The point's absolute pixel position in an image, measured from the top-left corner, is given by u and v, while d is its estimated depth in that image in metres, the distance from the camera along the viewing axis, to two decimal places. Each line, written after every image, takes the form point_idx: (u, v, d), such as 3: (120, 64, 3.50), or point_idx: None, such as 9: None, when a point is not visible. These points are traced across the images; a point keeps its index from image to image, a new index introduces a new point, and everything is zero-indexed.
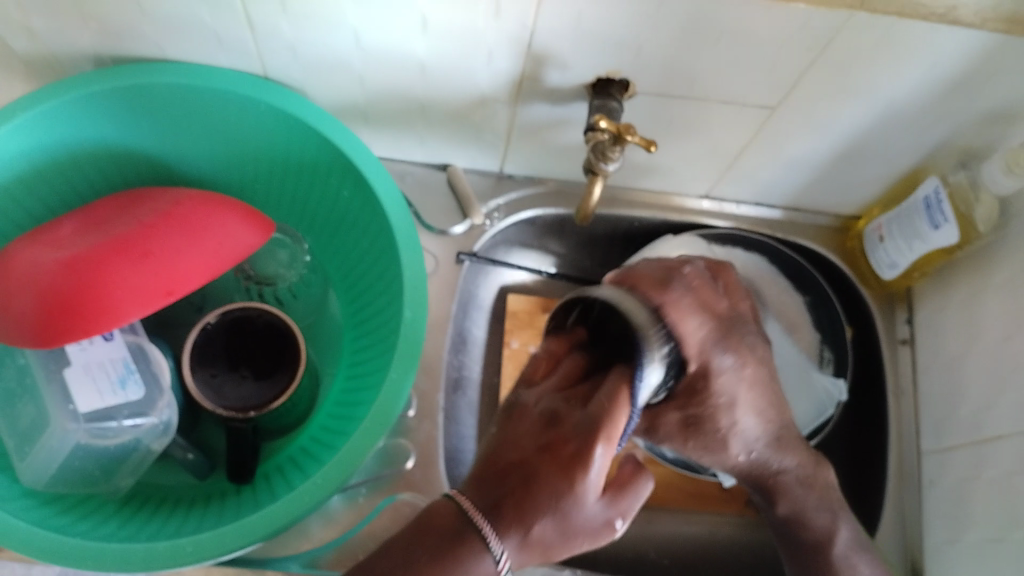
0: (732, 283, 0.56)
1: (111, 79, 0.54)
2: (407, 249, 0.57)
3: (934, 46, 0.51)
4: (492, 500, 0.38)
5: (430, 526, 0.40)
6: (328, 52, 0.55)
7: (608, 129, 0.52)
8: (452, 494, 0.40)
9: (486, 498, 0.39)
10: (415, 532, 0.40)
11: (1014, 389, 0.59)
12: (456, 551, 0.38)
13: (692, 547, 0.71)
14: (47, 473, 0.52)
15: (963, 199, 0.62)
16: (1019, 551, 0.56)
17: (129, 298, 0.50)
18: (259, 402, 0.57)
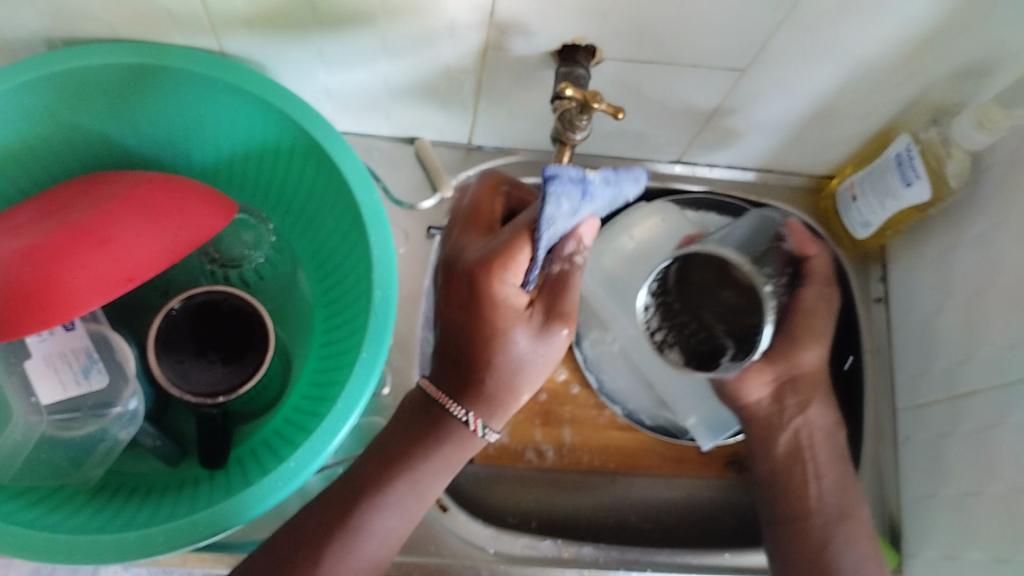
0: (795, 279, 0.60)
1: (58, 61, 0.52)
2: (375, 225, 0.56)
3: (904, 2, 0.50)
4: (455, 387, 0.50)
5: (426, 409, 0.52)
6: (286, 26, 0.53)
7: (575, 96, 0.50)
8: (422, 385, 0.52)
9: (449, 386, 0.51)
10: (406, 424, 0.52)
11: (987, 345, 0.59)
12: (434, 432, 0.51)
13: (672, 510, 0.71)
14: (15, 463, 0.51)
15: (933, 155, 0.61)
16: (994, 504, 0.56)
17: (87, 287, 0.48)
18: (228, 387, 0.56)
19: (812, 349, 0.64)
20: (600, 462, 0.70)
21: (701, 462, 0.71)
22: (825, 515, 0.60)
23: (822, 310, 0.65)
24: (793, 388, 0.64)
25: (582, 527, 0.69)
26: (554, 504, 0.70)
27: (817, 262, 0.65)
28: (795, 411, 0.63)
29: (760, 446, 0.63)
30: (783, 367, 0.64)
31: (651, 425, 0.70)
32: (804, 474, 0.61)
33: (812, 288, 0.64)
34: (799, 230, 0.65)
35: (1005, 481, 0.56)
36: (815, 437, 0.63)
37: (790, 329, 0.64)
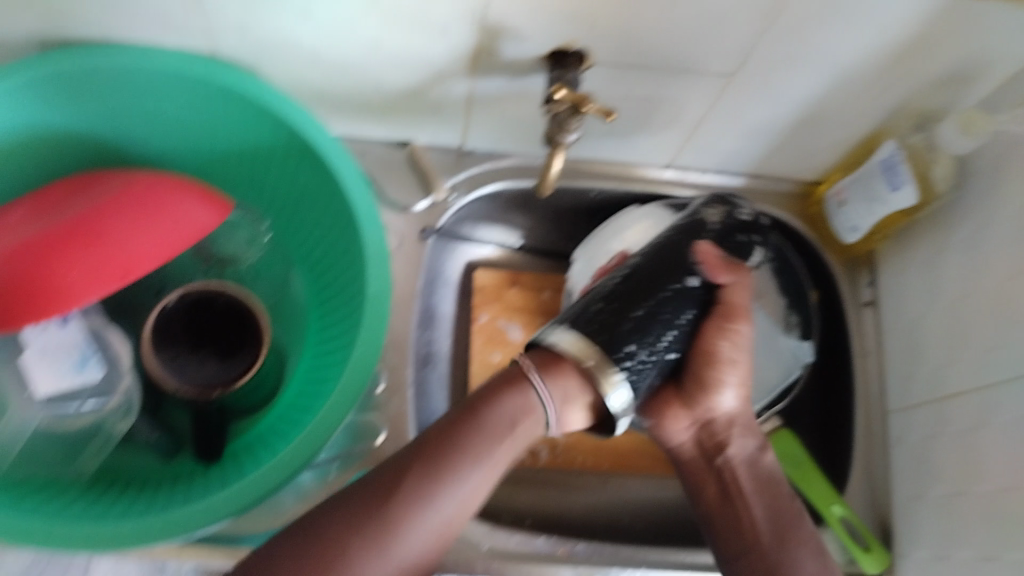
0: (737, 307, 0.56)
1: (58, 62, 0.53)
2: (367, 224, 0.57)
3: (887, 8, 0.51)
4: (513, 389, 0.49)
5: (504, 383, 0.49)
6: (281, 29, 0.54)
7: (565, 99, 0.52)
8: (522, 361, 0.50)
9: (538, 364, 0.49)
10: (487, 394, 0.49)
11: (974, 346, 0.60)
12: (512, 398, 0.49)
13: (666, 511, 0.72)
14: (9, 455, 0.52)
15: (920, 161, 0.62)
16: (980, 504, 0.57)
17: (84, 280, 0.49)
18: (223, 382, 0.57)
19: (730, 386, 0.56)
20: (593, 462, 0.71)
21: None
22: (765, 544, 0.53)
23: (714, 359, 0.55)
24: (708, 430, 0.57)
25: (577, 526, 0.70)
26: (545, 504, 0.71)
27: (725, 292, 0.55)
28: (715, 450, 0.57)
29: (692, 488, 0.57)
30: (699, 409, 0.57)
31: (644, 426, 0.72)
32: (737, 508, 0.55)
33: (710, 323, 0.55)
34: (713, 254, 0.56)
35: (991, 481, 0.56)
36: (739, 471, 0.56)
37: (695, 377, 0.56)
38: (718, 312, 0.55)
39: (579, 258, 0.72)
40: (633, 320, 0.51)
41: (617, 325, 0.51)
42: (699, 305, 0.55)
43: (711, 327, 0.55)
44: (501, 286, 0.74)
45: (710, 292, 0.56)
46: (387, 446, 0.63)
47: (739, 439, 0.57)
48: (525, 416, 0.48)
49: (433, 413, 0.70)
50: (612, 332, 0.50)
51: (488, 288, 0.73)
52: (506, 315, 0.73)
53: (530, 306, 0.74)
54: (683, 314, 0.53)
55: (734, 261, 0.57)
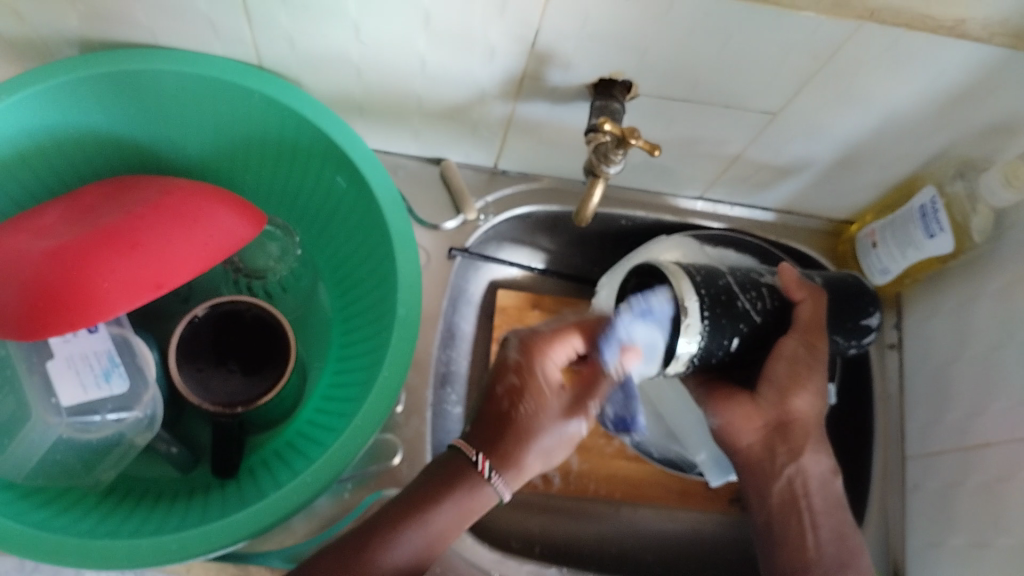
0: (814, 322, 0.55)
1: (102, 64, 0.52)
2: (401, 243, 0.57)
3: (941, 57, 0.51)
4: (482, 440, 0.50)
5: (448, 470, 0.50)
6: (327, 43, 0.54)
7: (612, 131, 0.51)
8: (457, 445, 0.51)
9: (477, 437, 0.51)
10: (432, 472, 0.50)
11: (1004, 399, 0.59)
12: (457, 477, 0.50)
13: (673, 544, 0.71)
14: (27, 464, 0.51)
15: (960, 209, 0.62)
16: (1003, 558, 0.56)
17: (116, 289, 0.48)
18: (246, 398, 0.56)
19: (808, 394, 0.54)
20: (606, 491, 0.70)
21: (706, 496, 0.72)
22: (828, 564, 0.54)
23: (793, 368, 0.54)
24: (784, 434, 0.55)
25: (583, 556, 0.69)
26: (555, 530, 0.69)
27: (802, 308, 0.55)
28: (787, 460, 0.55)
29: (756, 494, 0.57)
30: (773, 411, 0.54)
31: (659, 458, 0.72)
32: (802, 521, 0.55)
33: (791, 340, 0.54)
34: (793, 275, 0.57)
35: (1014, 535, 0.56)
36: (810, 484, 0.56)
37: (773, 379, 0.54)
38: (794, 330, 0.55)
39: (608, 277, 0.70)
40: (720, 287, 0.54)
41: (715, 281, 0.55)
42: (777, 316, 0.56)
43: (791, 340, 0.54)
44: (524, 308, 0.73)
45: (787, 309, 0.56)
46: (403, 467, 0.62)
47: (812, 452, 0.55)
48: (468, 493, 0.49)
49: (448, 433, 0.69)
50: (710, 279, 0.54)
51: (510, 308, 0.72)
52: None
53: None
54: (770, 296, 0.56)
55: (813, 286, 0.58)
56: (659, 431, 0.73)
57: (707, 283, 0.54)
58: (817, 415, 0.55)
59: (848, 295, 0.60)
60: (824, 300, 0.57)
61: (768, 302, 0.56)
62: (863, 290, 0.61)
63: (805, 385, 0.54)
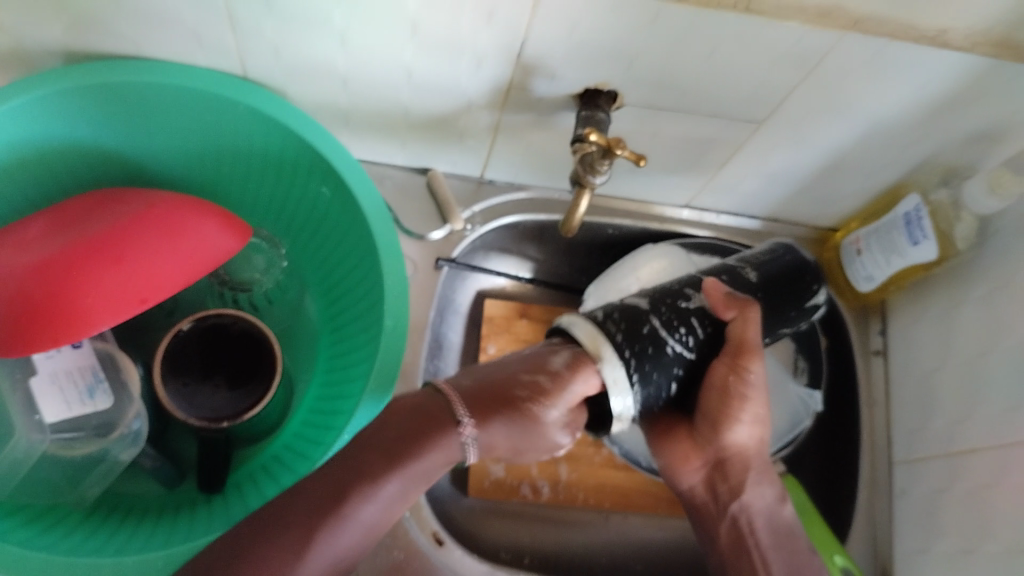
0: (749, 339, 0.50)
1: (85, 76, 0.52)
2: (388, 255, 0.56)
3: (924, 67, 0.52)
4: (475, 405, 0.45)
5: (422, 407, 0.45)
6: (312, 55, 0.53)
7: (597, 142, 0.51)
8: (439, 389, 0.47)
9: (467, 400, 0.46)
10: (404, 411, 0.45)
11: (989, 404, 0.59)
12: (432, 430, 0.44)
13: (663, 551, 0.71)
14: (13, 480, 0.50)
15: (944, 217, 0.62)
16: (989, 564, 0.57)
17: (100, 304, 0.48)
18: (232, 413, 0.56)
19: (743, 425, 0.53)
20: (595, 499, 0.70)
21: None
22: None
23: (724, 396, 0.51)
24: (723, 472, 0.55)
25: (573, 566, 0.69)
26: (545, 541, 0.69)
27: (732, 330, 0.50)
28: (729, 498, 0.55)
29: (704, 530, 0.57)
30: (710, 451, 0.54)
31: (647, 467, 0.71)
32: (751, 557, 0.54)
33: (719, 365, 0.51)
34: (721, 290, 0.52)
35: (1001, 541, 0.56)
36: (755, 521, 0.55)
37: (706, 413, 0.53)
38: (722, 349, 0.51)
39: (594, 289, 0.71)
40: (645, 335, 0.48)
41: (637, 324, 0.48)
42: (711, 345, 0.51)
43: (721, 364, 0.51)
44: (511, 317, 0.73)
45: (719, 329, 0.51)
46: None
47: (756, 485, 0.55)
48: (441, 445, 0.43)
49: None
50: (632, 328, 0.48)
51: (497, 319, 0.72)
52: (514, 347, 0.72)
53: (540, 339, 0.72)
54: (695, 322, 0.50)
55: (745, 296, 0.52)
56: None
57: (627, 332, 0.47)
58: (756, 445, 0.54)
59: (788, 280, 0.56)
60: (756, 308, 0.52)
61: (701, 331, 0.50)
62: (803, 267, 0.58)
63: (741, 415, 0.52)
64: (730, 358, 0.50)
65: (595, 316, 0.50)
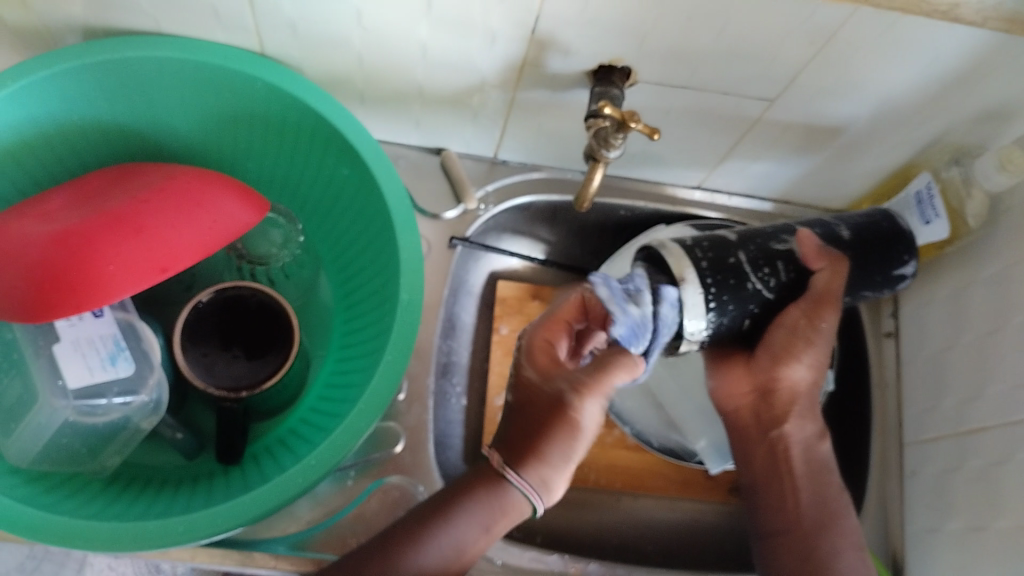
0: (830, 292, 0.54)
1: (107, 51, 0.53)
2: (403, 229, 0.57)
3: (935, 43, 0.52)
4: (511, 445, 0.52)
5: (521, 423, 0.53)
6: (329, 30, 0.54)
7: (612, 115, 0.51)
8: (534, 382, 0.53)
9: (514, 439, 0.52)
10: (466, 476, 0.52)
11: (999, 382, 0.60)
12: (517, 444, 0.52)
13: (675, 533, 0.71)
14: (34, 448, 0.51)
15: (954, 194, 0.63)
16: (999, 540, 0.57)
17: (122, 273, 0.49)
18: (251, 382, 0.57)
19: (802, 365, 0.56)
20: (606, 480, 0.70)
21: (705, 485, 0.72)
22: (806, 526, 0.56)
23: (790, 337, 0.54)
24: (769, 400, 0.57)
25: (585, 546, 0.69)
26: (557, 522, 0.70)
27: (817, 278, 0.54)
28: (774, 423, 0.58)
29: (747, 456, 0.60)
30: (761, 377, 0.57)
31: (659, 446, 0.72)
32: (784, 486, 0.57)
33: (795, 310, 0.54)
34: (811, 243, 0.56)
35: (1010, 516, 0.56)
36: (793, 451, 0.58)
37: (770, 347, 0.55)
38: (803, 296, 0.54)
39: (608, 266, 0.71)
40: (727, 266, 0.53)
41: (722, 256, 0.54)
42: (790, 291, 0.55)
43: (797, 309, 0.54)
44: (524, 299, 0.73)
45: (802, 278, 0.55)
46: (406, 455, 0.63)
47: (797, 420, 0.57)
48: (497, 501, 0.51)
49: (450, 423, 0.69)
50: (716, 261, 0.53)
51: (510, 299, 0.73)
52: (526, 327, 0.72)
53: None
54: (782, 266, 0.55)
55: (837, 253, 0.56)
56: (660, 420, 0.73)
57: (711, 262, 0.53)
58: (808, 383, 0.57)
59: (881, 242, 0.58)
60: (846, 268, 0.55)
61: (785, 275, 0.55)
62: (900, 235, 0.59)
63: (800, 356, 0.55)
64: (810, 303, 0.54)
65: (685, 241, 0.55)
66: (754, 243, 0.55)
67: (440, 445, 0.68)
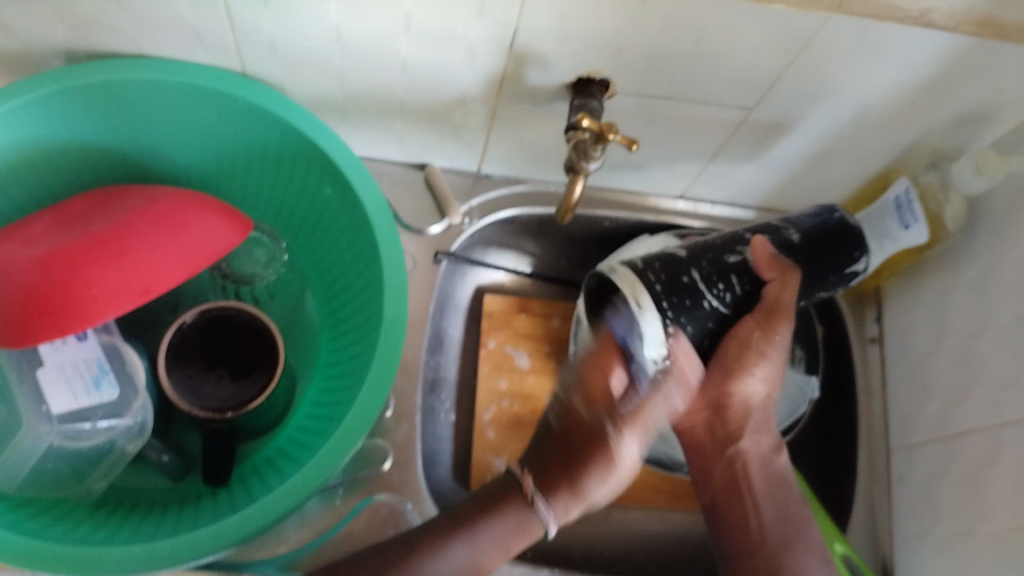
0: (785, 303, 0.54)
1: (88, 74, 0.53)
2: (387, 247, 0.57)
3: (909, 49, 0.53)
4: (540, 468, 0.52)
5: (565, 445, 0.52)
6: (309, 48, 0.54)
7: (590, 127, 0.52)
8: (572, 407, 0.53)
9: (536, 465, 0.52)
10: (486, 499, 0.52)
11: (983, 384, 0.60)
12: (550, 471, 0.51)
13: (667, 542, 0.72)
14: (19, 475, 0.51)
15: (932, 198, 0.64)
16: (988, 542, 0.57)
17: (105, 296, 0.48)
18: (237, 402, 0.56)
19: (755, 379, 0.55)
20: None
21: (693, 496, 0.72)
22: (772, 544, 0.55)
23: (743, 348, 0.54)
24: (722, 417, 0.56)
25: (576, 559, 0.69)
26: (547, 535, 0.70)
27: (768, 290, 0.54)
28: (726, 442, 0.56)
29: (703, 474, 0.58)
30: (711, 392, 0.55)
31: (648, 457, 0.72)
32: (743, 504, 0.57)
33: (750, 322, 0.54)
34: (765, 251, 0.56)
35: (998, 518, 0.57)
36: (750, 467, 0.57)
37: (722, 360, 0.55)
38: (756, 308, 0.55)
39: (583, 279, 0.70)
40: (682, 285, 0.53)
41: (676, 275, 0.54)
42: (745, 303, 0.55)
43: (751, 322, 0.54)
44: (510, 312, 0.73)
45: (756, 288, 0.55)
46: (394, 472, 0.62)
47: (751, 435, 0.56)
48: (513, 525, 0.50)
49: (438, 438, 0.69)
50: (670, 281, 0.54)
51: (497, 313, 0.73)
52: (513, 341, 0.73)
53: (537, 333, 0.73)
54: (733, 278, 0.55)
55: (786, 261, 0.56)
56: None
57: (666, 282, 0.53)
58: (761, 397, 0.56)
59: (832, 242, 0.59)
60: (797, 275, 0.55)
61: (739, 288, 0.55)
62: (849, 233, 0.59)
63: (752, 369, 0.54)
64: (764, 318, 0.54)
65: (637, 264, 0.55)
66: (703, 258, 0.55)
67: (428, 461, 0.67)
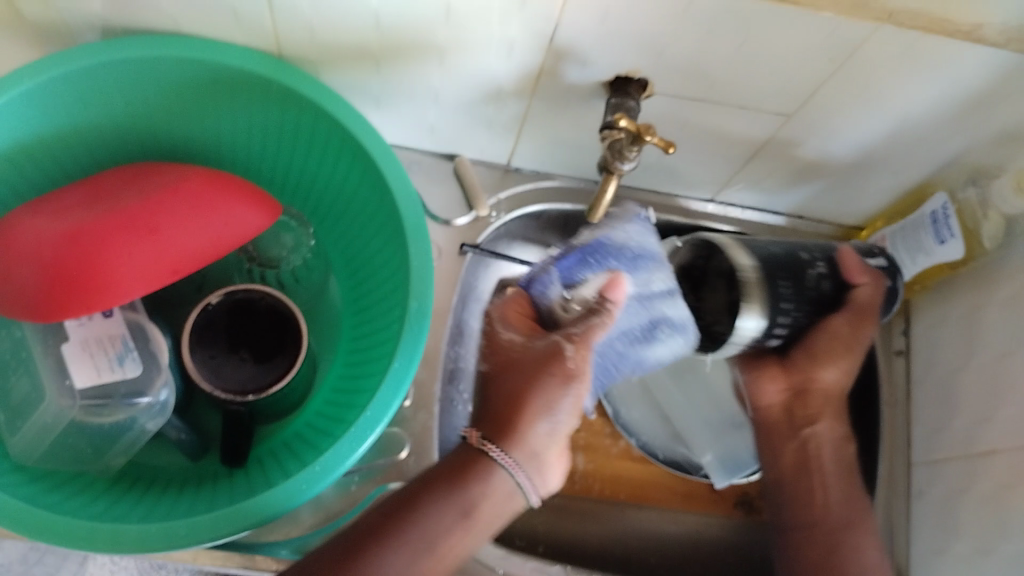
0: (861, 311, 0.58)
1: (124, 50, 0.52)
2: (414, 236, 0.57)
3: (957, 64, 0.51)
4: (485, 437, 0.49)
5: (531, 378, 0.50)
6: (346, 34, 0.54)
7: (628, 127, 0.51)
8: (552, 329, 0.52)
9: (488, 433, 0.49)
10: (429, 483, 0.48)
11: (1011, 406, 0.59)
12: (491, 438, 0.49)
13: (677, 545, 0.71)
14: (40, 447, 0.52)
15: (971, 216, 0.62)
16: (1007, 565, 0.56)
17: (132, 275, 0.49)
18: (259, 385, 0.57)
19: (832, 372, 0.60)
20: (611, 492, 0.70)
21: (710, 498, 0.71)
22: (834, 520, 0.61)
23: (834, 342, 0.58)
24: (803, 401, 0.62)
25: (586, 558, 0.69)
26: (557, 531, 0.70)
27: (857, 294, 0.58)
28: (805, 424, 0.63)
29: (773, 455, 0.65)
30: (793, 381, 0.61)
31: (664, 458, 0.72)
32: (814, 481, 0.63)
33: (840, 318, 0.57)
34: (852, 260, 0.59)
35: (1019, 541, 0.56)
36: (824, 449, 0.63)
37: (809, 347, 0.59)
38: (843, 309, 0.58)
39: None
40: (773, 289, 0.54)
41: (778, 274, 0.54)
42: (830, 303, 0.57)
43: (843, 319, 0.57)
44: None
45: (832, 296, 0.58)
46: (411, 461, 0.62)
47: (829, 419, 0.63)
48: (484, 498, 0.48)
49: (455, 430, 0.69)
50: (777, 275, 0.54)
51: None
52: None
53: None
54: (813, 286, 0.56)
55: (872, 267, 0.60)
56: (667, 433, 0.73)
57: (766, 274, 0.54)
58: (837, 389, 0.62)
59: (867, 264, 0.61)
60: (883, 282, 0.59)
61: (810, 294, 0.56)
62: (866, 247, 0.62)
63: (818, 368, 0.60)
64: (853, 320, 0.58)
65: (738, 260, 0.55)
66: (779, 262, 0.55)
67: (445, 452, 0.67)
